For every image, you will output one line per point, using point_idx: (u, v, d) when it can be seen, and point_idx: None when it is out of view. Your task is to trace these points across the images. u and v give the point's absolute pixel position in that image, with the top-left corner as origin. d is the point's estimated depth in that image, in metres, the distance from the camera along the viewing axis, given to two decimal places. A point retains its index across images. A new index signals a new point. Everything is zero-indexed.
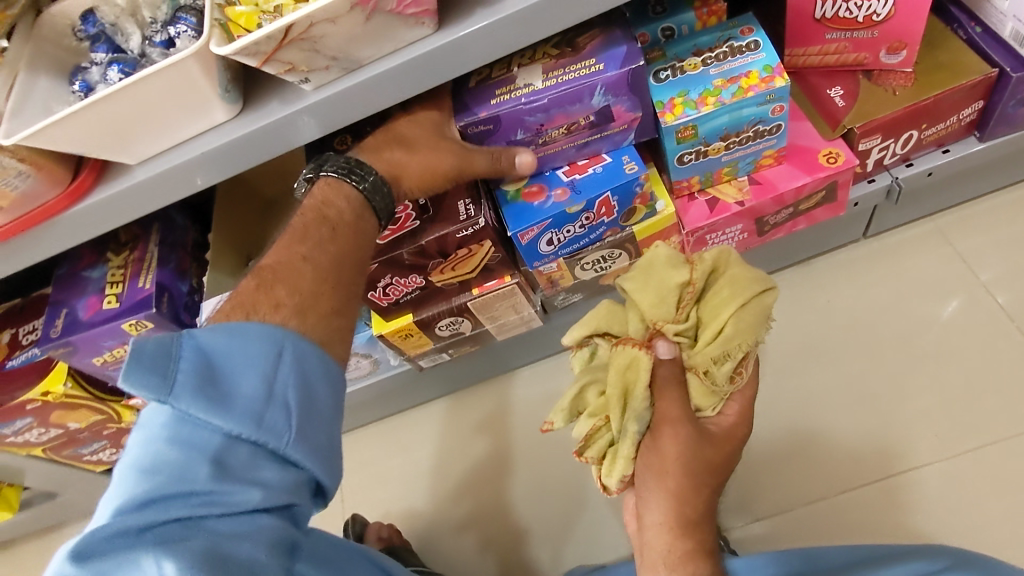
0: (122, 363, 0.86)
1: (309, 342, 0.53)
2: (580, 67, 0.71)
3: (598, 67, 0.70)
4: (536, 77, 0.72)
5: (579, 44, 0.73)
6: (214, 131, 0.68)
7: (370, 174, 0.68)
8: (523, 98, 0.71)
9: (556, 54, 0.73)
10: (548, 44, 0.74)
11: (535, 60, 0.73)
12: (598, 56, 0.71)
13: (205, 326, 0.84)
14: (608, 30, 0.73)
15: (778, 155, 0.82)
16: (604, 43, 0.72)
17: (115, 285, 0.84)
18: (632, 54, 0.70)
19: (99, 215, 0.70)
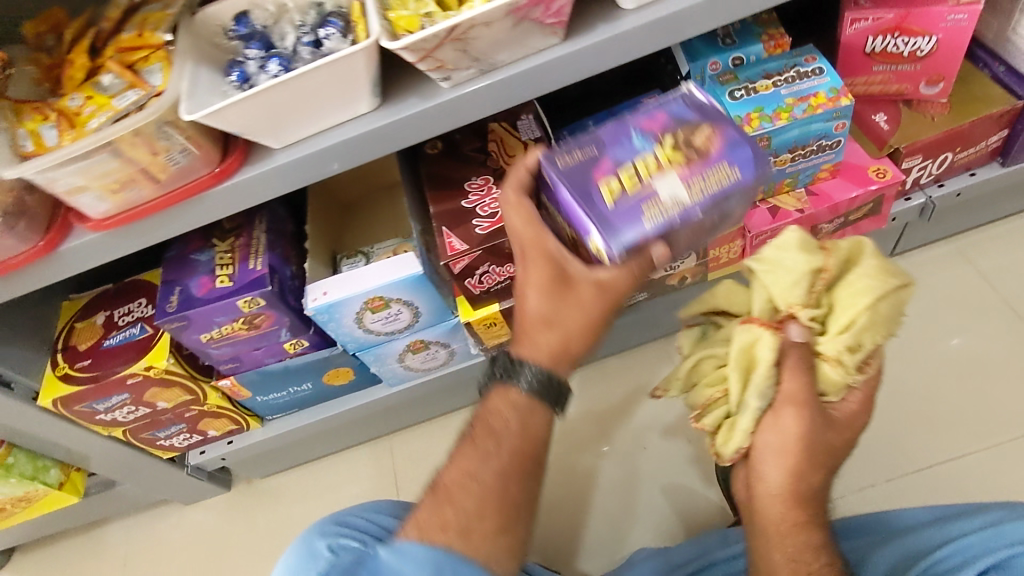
0: (224, 341, 0.91)
1: (469, 568, 0.59)
2: (716, 175, 0.64)
3: (732, 176, 0.64)
4: (678, 188, 0.63)
5: (697, 143, 0.66)
6: (356, 121, 0.75)
7: (527, 369, 0.69)
8: (674, 217, 0.62)
9: (682, 159, 0.65)
10: (665, 146, 0.66)
11: (666, 170, 0.64)
12: (729, 160, 0.64)
13: (308, 306, 0.89)
14: (720, 127, 0.66)
15: (833, 169, 0.93)
16: (727, 145, 0.65)
17: (226, 266, 0.89)
18: (762, 160, 0.65)
19: (240, 193, 0.77)
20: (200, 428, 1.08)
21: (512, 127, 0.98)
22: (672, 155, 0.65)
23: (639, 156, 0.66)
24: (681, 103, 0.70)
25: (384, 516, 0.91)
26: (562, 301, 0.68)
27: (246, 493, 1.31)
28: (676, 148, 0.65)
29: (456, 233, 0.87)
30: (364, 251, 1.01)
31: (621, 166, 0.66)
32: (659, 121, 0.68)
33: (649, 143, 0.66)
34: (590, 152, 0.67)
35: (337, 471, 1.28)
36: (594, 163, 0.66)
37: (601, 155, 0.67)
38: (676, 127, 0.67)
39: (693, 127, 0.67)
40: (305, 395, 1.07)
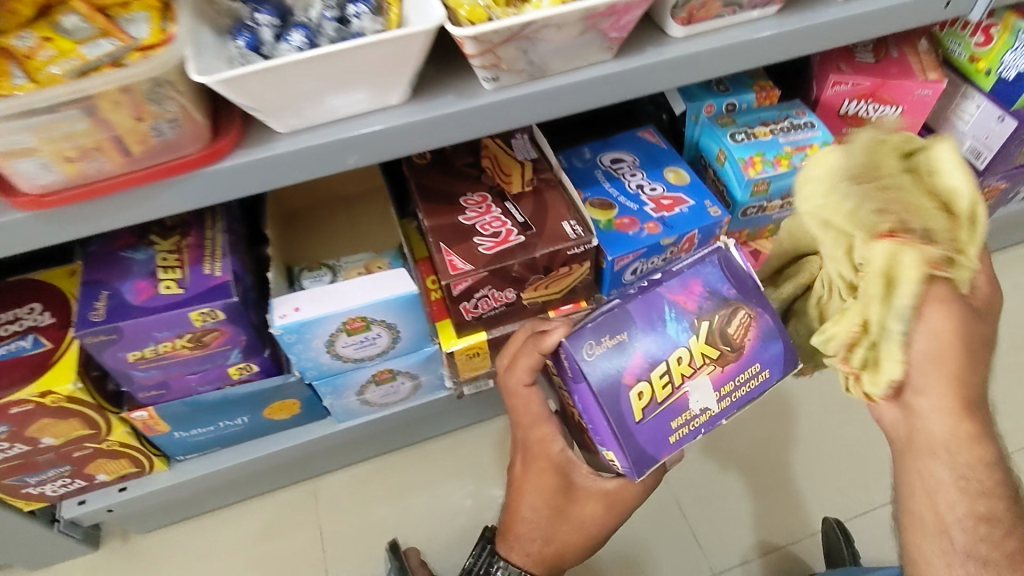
0: (156, 362, 0.73)
1: None
2: (749, 377, 0.62)
3: (764, 374, 0.63)
4: (709, 396, 0.61)
5: (734, 336, 0.61)
6: (380, 113, 0.65)
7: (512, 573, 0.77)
8: (701, 428, 0.61)
9: (717, 357, 0.61)
10: (702, 338, 0.60)
11: (697, 372, 0.60)
12: (762, 359, 0.62)
13: (274, 324, 0.75)
14: (755, 314, 0.62)
15: None
16: (762, 336, 0.62)
17: (171, 270, 0.72)
18: (790, 353, 0.64)
19: (229, 181, 0.62)
20: (87, 472, 0.86)
21: (506, 143, 0.92)
22: (708, 349, 0.60)
23: (674, 351, 0.60)
24: (715, 264, 0.64)
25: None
26: (563, 518, 0.73)
27: (119, 553, 1.07)
28: (713, 340, 0.61)
29: (459, 251, 0.78)
30: (330, 265, 0.88)
31: (655, 365, 0.59)
32: (693, 296, 0.62)
33: (684, 331, 0.60)
34: (620, 339, 0.60)
35: (247, 522, 1.09)
36: (625, 355, 0.59)
37: (632, 345, 0.59)
38: (711, 308, 0.61)
39: (730, 310, 0.62)
40: (235, 431, 0.89)
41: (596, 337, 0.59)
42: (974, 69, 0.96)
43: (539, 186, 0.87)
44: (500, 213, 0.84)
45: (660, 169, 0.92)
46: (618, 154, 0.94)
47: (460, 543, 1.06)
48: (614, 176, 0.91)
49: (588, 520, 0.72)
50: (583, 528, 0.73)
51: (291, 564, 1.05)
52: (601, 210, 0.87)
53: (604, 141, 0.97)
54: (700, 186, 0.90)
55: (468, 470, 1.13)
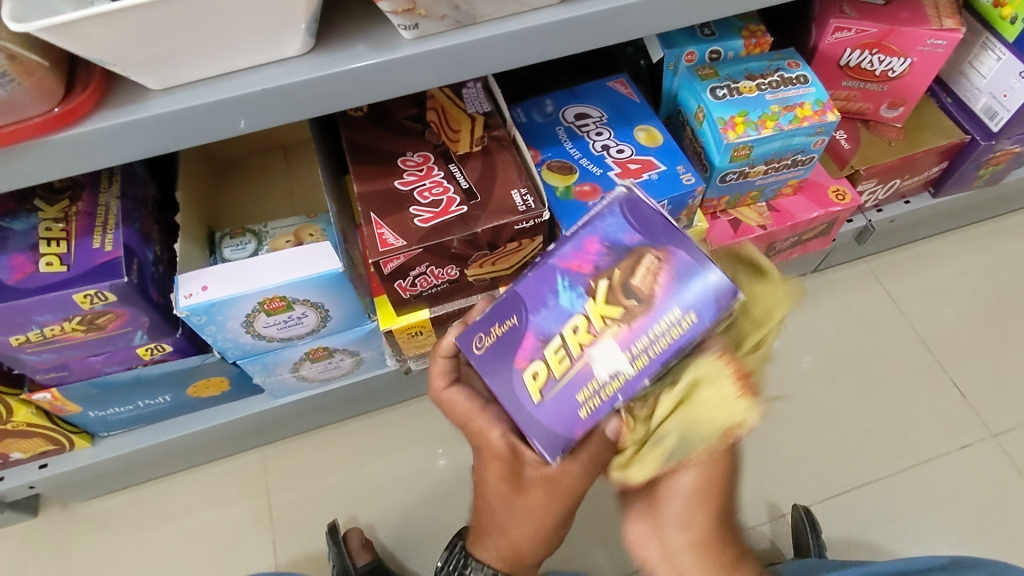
0: (46, 345, 0.66)
1: None
2: (666, 328, 0.47)
3: (690, 319, 0.46)
4: (615, 361, 0.48)
5: (638, 287, 0.48)
6: (275, 67, 0.54)
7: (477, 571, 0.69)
8: (612, 399, 0.48)
9: (621, 315, 0.48)
10: (597, 299, 0.49)
11: (594, 339, 0.49)
12: (682, 302, 0.47)
13: (179, 305, 0.66)
14: (663, 254, 0.48)
15: (797, 186, 0.88)
16: (676, 277, 0.47)
17: (54, 243, 0.63)
18: (723, 284, 0.46)
19: (93, 148, 0.53)
20: None
21: (456, 94, 0.81)
22: (607, 309, 0.49)
23: (568, 322, 0.51)
24: (616, 211, 0.51)
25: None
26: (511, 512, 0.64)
27: (58, 520, 1.01)
28: (613, 297, 0.49)
29: (390, 223, 0.69)
30: (254, 230, 0.79)
31: (549, 341, 0.52)
32: (588, 256, 0.51)
33: (579, 299, 0.50)
34: (512, 322, 0.54)
35: (190, 491, 1.03)
36: (516, 337, 0.53)
37: (522, 325, 0.53)
38: (611, 262, 0.50)
39: (632, 260, 0.49)
40: (159, 409, 0.83)
41: (487, 327, 0.56)
42: (997, 16, 0.83)
43: (489, 146, 0.77)
44: (442, 178, 0.74)
45: (630, 127, 0.81)
46: (584, 108, 0.84)
47: (411, 519, 1.01)
48: (578, 135, 0.81)
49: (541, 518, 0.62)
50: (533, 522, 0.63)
51: (234, 537, 1.00)
52: (560, 174, 0.77)
53: (570, 92, 0.85)
54: (673, 148, 0.79)
55: (424, 442, 1.06)
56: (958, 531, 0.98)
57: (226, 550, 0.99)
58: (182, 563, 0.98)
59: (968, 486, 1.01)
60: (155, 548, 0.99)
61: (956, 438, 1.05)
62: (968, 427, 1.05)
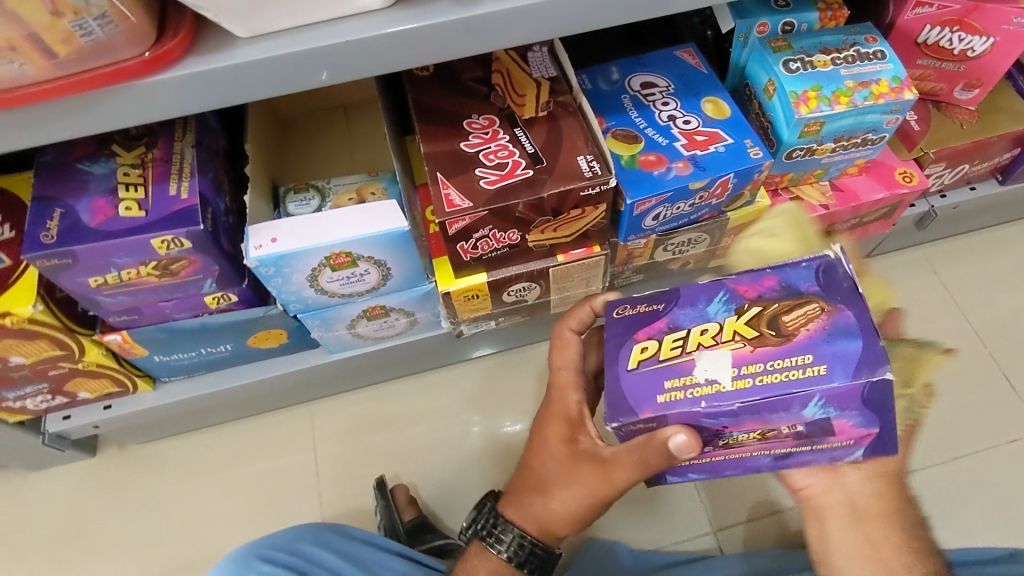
0: (122, 288, 0.68)
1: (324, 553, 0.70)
2: (790, 365, 0.47)
3: (821, 369, 0.47)
4: (723, 369, 0.48)
5: (785, 322, 0.49)
6: (359, 19, 0.54)
7: (507, 530, 0.66)
8: (703, 401, 0.48)
9: (754, 338, 0.49)
10: (742, 317, 0.51)
11: (717, 344, 0.50)
12: (817, 352, 0.47)
13: (249, 256, 0.68)
14: (830, 310, 0.49)
15: (863, 166, 0.86)
16: (828, 330, 0.48)
17: (132, 188, 0.65)
18: (873, 357, 0.46)
19: (179, 93, 0.54)
20: (67, 389, 0.83)
21: (522, 58, 0.80)
22: (745, 329, 0.50)
23: (702, 324, 0.52)
24: (810, 266, 0.53)
25: (306, 547, 0.70)
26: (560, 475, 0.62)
27: (117, 460, 1.05)
28: (756, 323, 0.50)
29: (456, 184, 0.70)
30: (317, 186, 0.81)
31: (675, 331, 0.52)
32: (758, 286, 0.52)
33: (725, 311, 0.52)
34: (654, 304, 0.54)
35: (240, 441, 1.06)
36: (650, 316, 0.54)
37: (662, 311, 0.54)
38: (774, 297, 0.51)
39: (796, 301, 0.50)
40: (220, 358, 0.85)
41: (633, 300, 0.56)
42: None
43: (555, 111, 0.76)
44: (507, 141, 0.74)
45: (696, 99, 0.80)
46: (650, 77, 0.83)
47: (454, 480, 1.03)
48: (644, 104, 0.80)
49: (583, 487, 0.60)
50: (574, 492, 0.61)
51: (281, 487, 1.03)
52: (624, 142, 0.76)
53: (636, 60, 0.84)
54: (741, 121, 0.78)
55: (467, 405, 1.07)
56: (1003, 523, 0.97)
57: (274, 500, 1.02)
58: (232, 509, 1.02)
59: (1015, 480, 0.99)
60: (206, 493, 1.03)
61: (1007, 431, 1.03)
62: (1019, 422, 1.04)
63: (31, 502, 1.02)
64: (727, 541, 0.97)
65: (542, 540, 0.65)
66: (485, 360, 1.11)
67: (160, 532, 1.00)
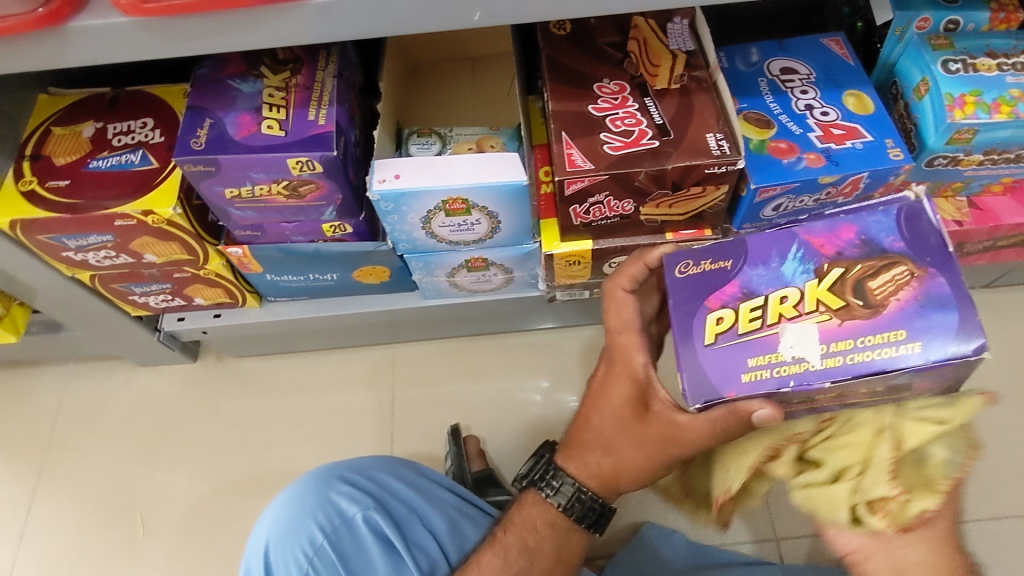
0: (252, 203, 0.72)
1: (398, 481, 0.72)
2: (880, 339, 0.48)
3: (913, 346, 0.48)
4: (810, 345, 0.49)
5: (873, 290, 0.50)
6: None
7: (566, 483, 0.67)
8: (789, 380, 0.49)
9: (840, 307, 0.50)
10: (824, 282, 0.51)
11: (800, 317, 0.50)
12: (910, 326, 0.48)
13: (372, 189, 0.70)
14: (919, 274, 0.50)
15: (1008, 185, 0.80)
16: (920, 301, 0.49)
17: (275, 109, 0.69)
18: (967, 329, 0.48)
19: (337, 18, 0.56)
20: (186, 294, 0.89)
21: (660, 28, 0.79)
22: (829, 297, 0.51)
23: (781, 290, 0.52)
24: (891, 213, 0.52)
25: (381, 475, 0.72)
26: (628, 431, 0.62)
27: (213, 370, 1.12)
28: (840, 287, 0.51)
29: (580, 145, 0.70)
30: (439, 133, 0.82)
31: (751, 297, 0.52)
32: (837, 241, 0.52)
33: (804, 273, 0.52)
34: (722, 263, 0.54)
35: (325, 370, 1.11)
36: (721, 279, 0.54)
37: (733, 271, 0.54)
38: (856, 257, 0.51)
39: (882, 263, 0.51)
40: (324, 287, 0.89)
41: (700, 254, 0.55)
42: None
43: (688, 85, 0.75)
44: (636, 109, 0.73)
45: (838, 90, 0.77)
46: (790, 63, 0.79)
47: (521, 441, 1.04)
48: (781, 90, 0.77)
49: None
50: (648, 449, 0.61)
51: (358, 420, 1.07)
52: (755, 126, 0.74)
53: (778, 44, 0.81)
54: (884, 119, 0.74)
55: (543, 372, 1.08)
56: None
57: (349, 429, 1.07)
58: (311, 432, 1.07)
59: None
60: (289, 413, 1.09)
61: None
62: None
63: (136, 394, 1.11)
64: (790, 552, 0.93)
65: (596, 495, 0.67)
66: (567, 332, 1.11)
67: (243, 441, 1.07)
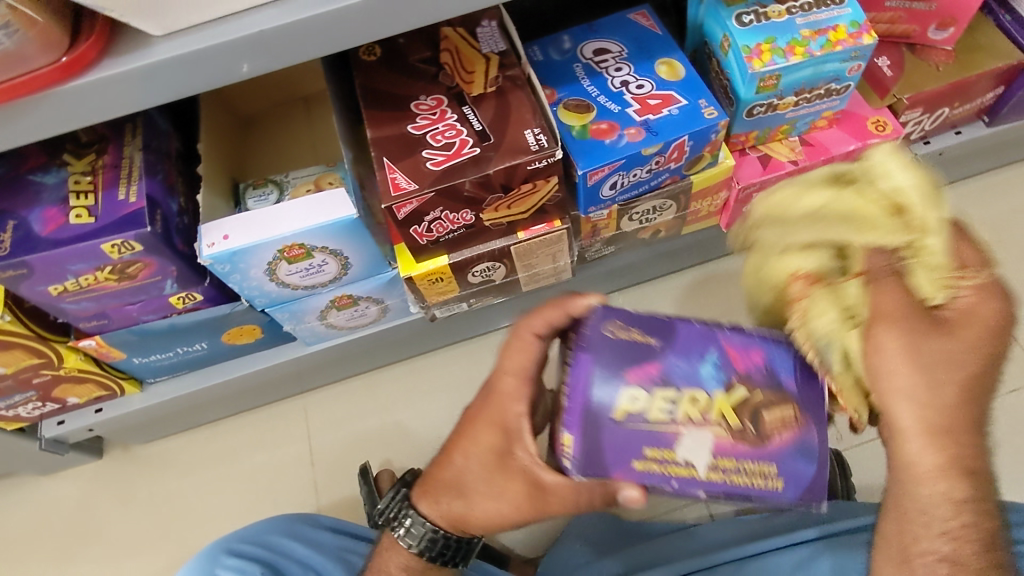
0: (84, 295, 0.69)
1: (291, 541, 0.71)
2: (756, 472, 0.44)
3: (776, 485, 0.44)
4: (701, 454, 0.43)
5: (765, 420, 0.44)
6: (272, 8, 0.54)
7: (417, 524, 0.64)
8: (671, 483, 0.44)
9: (736, 427, 0.44)
10: (733, 396, 0.44)
11: (702, 422, 0.44)
12: (781, 465, 0.44)
13: (203, 254, 0.69)
14: (808, 417, 0.46)
15: (831, 118, 0.82)
16: (795, 443, 0.45)
17: (83, 196, 0.66)
18: (819, 485, 0.45)
19: (101, 98, 0.54)
20: (56, 395, 0.86)
21: (470, 34, 0.79)
22: (731, 412, 0.44)
23: (695, 389, 0.44)
24: (793, 352, 0.49)
25: (274, 538, 0.71)
26: (487, 480, 0.57)
27: (121, 463, 1.08)
28: (744, 405, 0.45)
29: (403, 168, 0.69)
30: (275, 181, 0.81)
31: (666, 386, 0.45)
32: (749, 360, 0.46)
33: (716, 376, 0.45)
34: (648, 338, 0.46)
35: (235, 436, 1.08)
36: (643, 355, 0.45)
37: (658, 350, 0.45)
38: (764, 384, 0.46)
39: (779, 397, 0.46)
40: (197, 357, 0.86)
41: (635, 321, 0.47)
42: None
43: (504, 86, 0.75)
44: (455, 120, 0.73)
45: (651, 61, 0.78)
46: (603, 44, 0.80)
47: None
48: (596, 72, 0.78)
49: None
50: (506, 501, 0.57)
51: (277, 478, 1.05)
52: (575, 113, 0.75)
53: (588, 27, 0.82)
54: (696, 81, 0.76)
55: (453, 389, 1.07)
56: None
57: (270, 489, 1.04)
58: (231, 502, 1.04)
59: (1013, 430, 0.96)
60: (205, 488, 1.05)
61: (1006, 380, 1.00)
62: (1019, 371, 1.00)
63: (43, 506, 1.06)
64: (719, 508, 0.94)
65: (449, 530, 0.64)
66: (471, 343, 1.11)
67: (164, 527, 1.04)
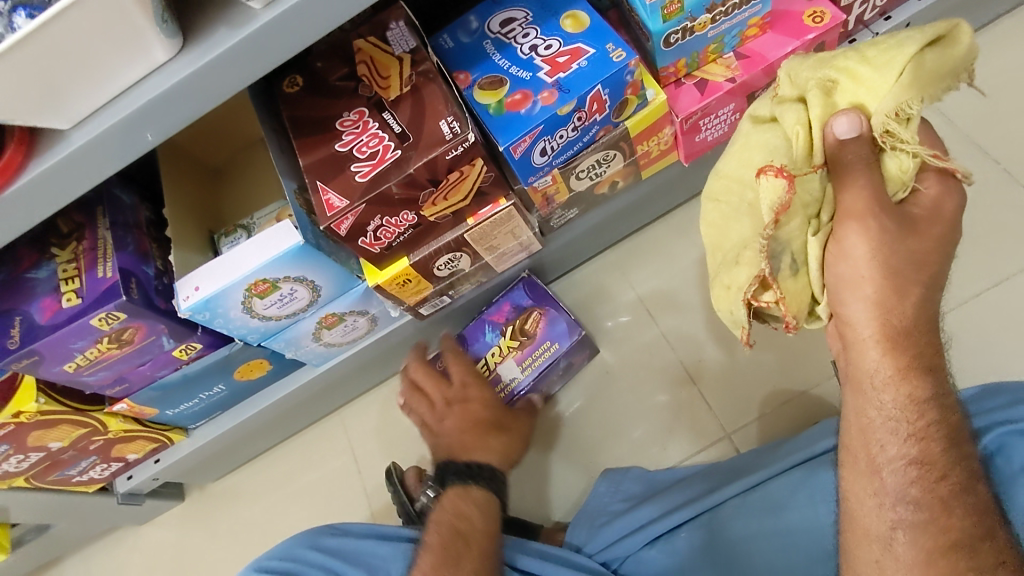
0: (97, 366, 0.78)
1: (314, 551, 0.79)
2: (541, 351, 0.94)
3: (556, 346, 0.94)
4: (515, 369, 0.94)
5: (526, 329, 0.94)
6: (157, 74, 0.59)
7: (484, 466, 0.84)
8: (517, 390, 0.94)
9: (517, 345, 0.94)
10: (506, 337, 0.94)
11: (507, 357, 0.94)
12: (550, 338, 0.94)
13: (182, 308, 0.75)
14: (546, 310, 0.95)
15: (762, 24, 0.79)
16: (548, 323, 0.94)
17: (71, 281, 0.74)
18: (573, 327, 0.95)
19: (40, 193, 0.61)
20: (116, 455, 0.97)
21: (381, 40, 0.80)
22: (511, 343, 0.94)
23: (489, 349, 0.95)
24: (522, 286, 0.96)
25: (299, 552, 0.79)
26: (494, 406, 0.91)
27: (201, 501, 1.19)
28: (515, 336, 0.94)
29: (334, 186, 0.72)
30: (244, 225, 0.87)
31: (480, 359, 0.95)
32: (501, 313, 0.96)
33: (497, 336, 0.95)
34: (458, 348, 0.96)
35: (290, 459, 1.17)
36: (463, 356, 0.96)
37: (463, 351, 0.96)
38: (515, 318, 0.95)
39: (524, 316, 0.95)
40: (221, 398, 0.95)
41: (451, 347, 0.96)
42: None
43: (418, 82, 0.76)
44: (377, 128, 0.75)
45: (556, 19, 0.77)
46: (508, 14, 0.80)
47: None
48: (505, 43, 0.78)
49: None
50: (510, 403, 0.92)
51: (333, 489, 1.13)
52: (490, 90, 0.75)
53: None
54: (601, 28, 0.75)
55: None
56: None
57: (329, 501, 1.12)
58: (298, 519, 1.13)
59: None
60: (273, 510, 1.14)
61: None
62: None
63: (146, 551, 1.18)
64: (745, 442, 0.93)
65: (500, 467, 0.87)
66: None
67: (245, 551, 1.13)
